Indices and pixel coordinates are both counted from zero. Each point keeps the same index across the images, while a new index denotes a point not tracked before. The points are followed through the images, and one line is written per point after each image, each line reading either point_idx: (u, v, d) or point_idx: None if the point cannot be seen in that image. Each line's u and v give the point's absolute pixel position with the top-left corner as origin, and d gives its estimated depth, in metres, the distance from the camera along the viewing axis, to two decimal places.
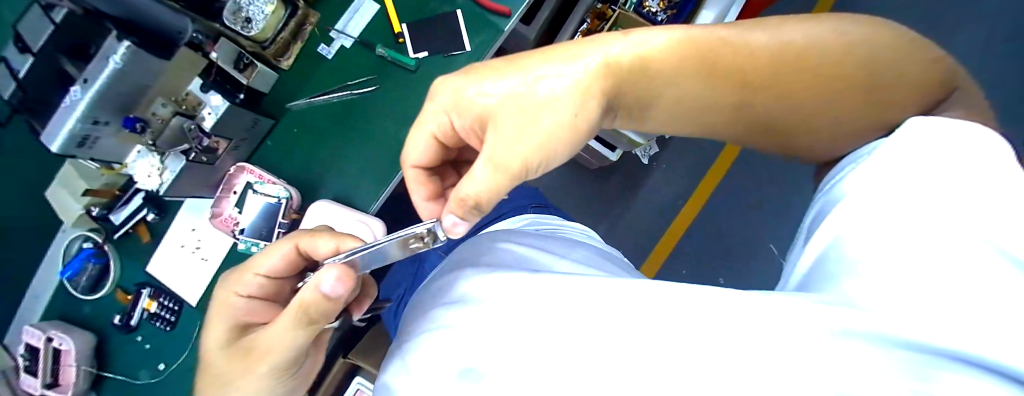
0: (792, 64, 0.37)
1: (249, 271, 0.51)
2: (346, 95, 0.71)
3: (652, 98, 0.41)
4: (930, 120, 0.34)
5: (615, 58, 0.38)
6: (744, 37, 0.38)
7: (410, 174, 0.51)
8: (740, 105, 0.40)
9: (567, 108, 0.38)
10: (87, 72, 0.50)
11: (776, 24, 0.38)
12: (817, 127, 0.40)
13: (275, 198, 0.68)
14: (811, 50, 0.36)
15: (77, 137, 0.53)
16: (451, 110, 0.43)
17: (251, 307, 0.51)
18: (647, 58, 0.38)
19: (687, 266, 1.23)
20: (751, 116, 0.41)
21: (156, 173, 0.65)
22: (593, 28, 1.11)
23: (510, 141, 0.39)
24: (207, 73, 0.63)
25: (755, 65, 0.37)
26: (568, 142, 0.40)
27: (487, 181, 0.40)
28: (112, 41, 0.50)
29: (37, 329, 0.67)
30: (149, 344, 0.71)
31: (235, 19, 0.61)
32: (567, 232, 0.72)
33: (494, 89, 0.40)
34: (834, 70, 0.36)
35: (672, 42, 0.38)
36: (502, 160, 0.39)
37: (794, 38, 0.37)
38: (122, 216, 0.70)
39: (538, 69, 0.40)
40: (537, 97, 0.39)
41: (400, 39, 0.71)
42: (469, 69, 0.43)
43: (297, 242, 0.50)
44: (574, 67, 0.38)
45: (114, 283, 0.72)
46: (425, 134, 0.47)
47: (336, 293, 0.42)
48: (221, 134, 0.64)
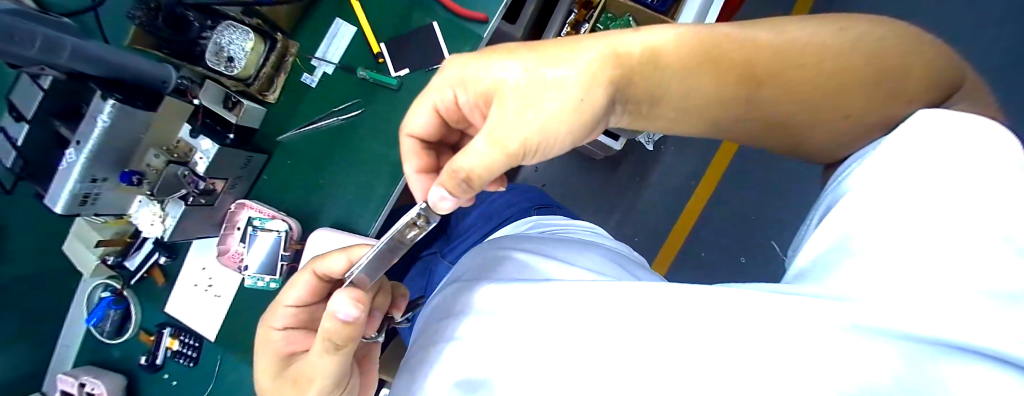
0: (801, 60, 0.35)
1: (279, 303, 0.47)
2: (333, 121, 0.71)
3: (660, 95, 0.38)
4: (946, 110, 0.31)
5: (627, 47, 0.36)
6: (751, 35, 0.36)
7: (405, 144, 0.47)
8: (746, 104, 0.38)
9: (572, 91, 0.35)
10: (79, 134, 0.52)
11: (786, 25, 0.36)
12: (823, 127, 0.38)
13: (277, 232, 0.69)
14: (822, 49, 0.35)
15: (80, 196, 0.54)
16: (457, 85, 0.41)
17: (291, 337, 0.46)
18: (657, 50, 0.36)
19: (707, 248, 1.20)
20: (763, 108, 0.38)
21: (159, 220, 0.66)
22: (581, 20, 1.09)
23: (511, 123, 0.36)
24: (195, 118, 0.65)
25: (763, 59, 0.35)
26: (571, 129, 0.37)
27: (484, 159, 0.36)
28: (98, 101, 0.52)
29: (71, 376, 0.70)
30: (176, 381, 0.73)
31: (219, 60, 0.63)
32: (574, 233, 0.71)
33: (501, 69, 0.38)
34: (844, 73, 0.35)
35: (683, 36, 0.36)
36: (503, 141, 0.36)
37: (801, 36, 0.35)
38: (137, 261, 0.73)
39: (547, 55, 0.37)
40: (545, 79, 0.36)
41: (379, 59, 0.71)
42: (483, 49, 0.40)
43: (315, 266, 0.46)
44: (585, 53, 0.36)
45: (138, 325, 0.75)
46: (427, 106, 0.44)
47: (354, 318, 0.37)
48: (217, 176, 0.66)
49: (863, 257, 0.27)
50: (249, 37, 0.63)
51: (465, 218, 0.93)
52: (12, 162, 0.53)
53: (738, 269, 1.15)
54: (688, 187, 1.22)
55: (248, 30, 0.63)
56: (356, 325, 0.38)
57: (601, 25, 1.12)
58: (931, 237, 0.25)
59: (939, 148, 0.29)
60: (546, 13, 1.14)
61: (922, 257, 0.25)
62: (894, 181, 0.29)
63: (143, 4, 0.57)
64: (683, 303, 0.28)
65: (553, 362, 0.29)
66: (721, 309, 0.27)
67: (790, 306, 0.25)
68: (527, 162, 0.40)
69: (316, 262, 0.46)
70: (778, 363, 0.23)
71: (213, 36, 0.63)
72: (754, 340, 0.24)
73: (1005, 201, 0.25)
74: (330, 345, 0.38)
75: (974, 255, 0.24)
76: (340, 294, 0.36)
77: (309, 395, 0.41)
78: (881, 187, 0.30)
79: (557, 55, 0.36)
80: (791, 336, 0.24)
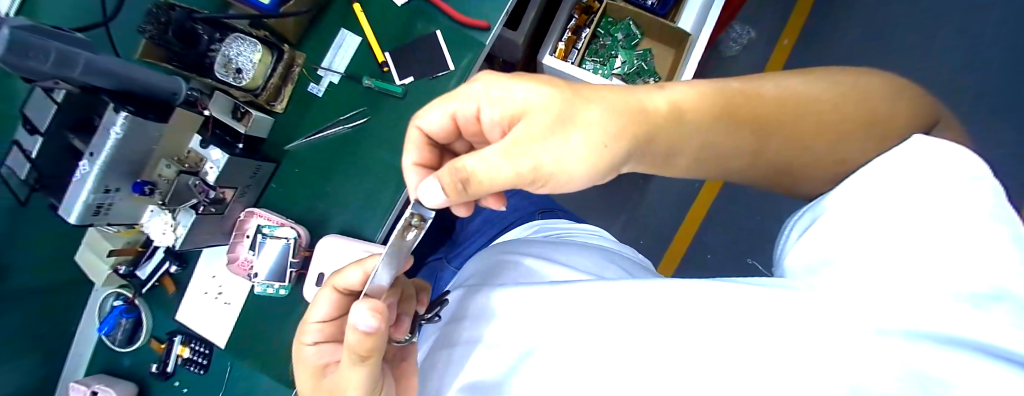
0: (798, 111, 0.40)
1: (306, 321, 0.46)
2: (340, 129, 0.72)
3: (680, 145, 0.41)
4: (937, 142, 0.35)
5: (655, 103, 0.40)
6: (757, 90, 0.41)
7: (411, 134, 0.47)
8: (758, 151, 0.42)
9: (598, 135, 0.38)
10: (92, 146, 0.53)
11: (773, 77, 0.42)
12: (809, 159, 0.41)
13: (285, 239, 0.71)
14: (818, 101, 0.40)
15: (93, 206, 0.56)
16: (485, 100, 0.42)
17: (323, 351, 0.46)
18: (681, 106, 0.40)
19: (712, 251, 1.21)
20: (768, 141, 0.41)
21: (170, 229, 0.67)
22: (582, 24, 1.11)
23: (527, 144, 0.38)
24: (204, 129, 0.67)
25: (769, 110, 0.40)
26: (589, 173, 0.39)
27: (493, 170, 0.37)
28: (111, 114, 0.53)
29: (82, 384, 0.70)
30: (186, 388, 0.74)
31: (227, 72, 0.64)
32: (579, 236, 0.72)
33: (532, 94, 0.40)
34: (841, 120, 0.40)
35: (703, 90, 0.41)
36: (518, 158, 0.37)
37: (801, 91, 0.41)
38: (148, 270, 0.74)
39: (584, 97, 0.40)
40: (576, 119, 0.38)
41: (384, 68, 0.72)
42: (517, 72, 0.43)
43: (334, 281, 0.46)
44: (618, 103, 0.39)
45: (148, 333, 0.76)
46: (447, 109, 0.44)
47: (374, 327, 0.36)
48: (227, 185, 0.67)
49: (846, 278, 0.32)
50: (257, 49, 0.64)
51: (470, 223, 0.93)
52: (26, 174, 0.53)
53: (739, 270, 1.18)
54: (692, 189, 1.23)
55: (255, 42, 0.65)
56: (378, 335, 0.37)
57: (601, 30, 1.14)
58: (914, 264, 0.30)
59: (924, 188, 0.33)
60: (547, 19, 1.15)
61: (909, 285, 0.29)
62: (878, 218, 0.34)
63: (153, 18, 0.58)
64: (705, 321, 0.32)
65: (593, 377, 0.34)
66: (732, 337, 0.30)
67: (796, 316, 0.29)
68: (530, 190, 0.41)
69: (334, 278, 0.46)
70: (790, 364, 0.27)
71: (221, 49, 0.64)
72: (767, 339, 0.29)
73: (976, 238, 0.30)
74: (355, 356, 0.38)
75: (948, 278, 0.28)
76: (357, 308, 0.36)
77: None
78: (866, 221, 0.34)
79: (592, 100, 0.39)
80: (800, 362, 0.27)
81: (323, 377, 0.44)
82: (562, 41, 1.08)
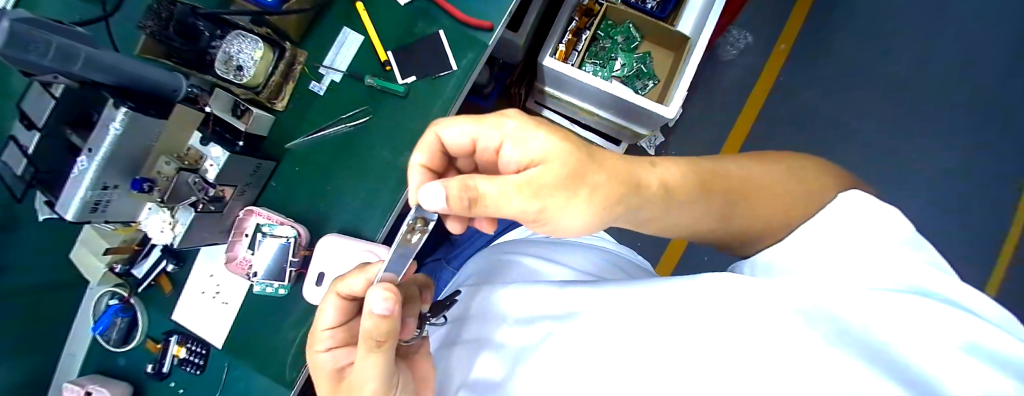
0: (757, 183, 0.45)
1: (317, 329, 0.45)
2: (342, 128, 0.72)
3: (659, 213, 0.44)
4: (863, 196, 0.40)
5: (659, 172, 0.42)
6: (725, 166, 0.46)
7: (426, 140, 0.43)
8: (725, 216, 0.45)
9: (602, 195, 0.39)
10: (91, 142, 0.53)
11: (737, 161, 0.47)
12: (759, 226, 0.45)
13: (285, 238, 0.70)
14: (773, 179, 0.46)
15: (90, 204, 0.55)
16: (509, 138, 0.40)
17: (336, 356, 0.45)
18: (676, 182, 0.43)
19: (710, 252, 1.22)
20: (733, 209, 0.45)
21: (169, 227, 0.66)
22: (582, 26, 1.11)
23: (537, 192, 0.37)
24: (205, 125, 0.66)
25: (732, 180, 0.45)
26: (582, 223, 0.41)
27: (502, 205, 0.37)
28: (111, 109, 0.52)
29: (76, 385, 0.69)
30: (182, 388, 0.73)
31: (228, 69, 0.64)
32: (579, 238, 0.71)
33: (554, 146, 0.39)
34: (793, 196, 0.44)
35: (693, 168, 0.44)
36: (529, 199, 0.37)
37: (758, 171, 0.46)
38: (144, 269, 0.73)
39: (596, 160, 0.40)
40: (588, 180, 0.38)
41: (387, 67, 0.72)
42: (541, 119, 0.42)
43: (337, 287, 0.45)
44: (623, 167, 0.41)
45: (144, 333, 0.75)
46: (470, 130, 0.42)
47: (390, 306, 0.36)
48: (227, 183, 0.66)
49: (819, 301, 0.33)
50: (258, 46, 0.64)
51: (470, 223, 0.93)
52: (23, 170, 0.53)
53: None
54: None
55: (257, 39, 0.64)
56: (394, 319, 0.37)
57: (601, 33, 1.14)
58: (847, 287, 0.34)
59: (851, 230, 0.38)
60: (547, 21, 1.16)
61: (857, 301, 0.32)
62: (816, 256, 0.38)
63: (154, 14, 0.57)
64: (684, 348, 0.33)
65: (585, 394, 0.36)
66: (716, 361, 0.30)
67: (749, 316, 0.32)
68: (529, 226, 0.42)
69: (336, 284, 0.45)
70: (737, 352, 0.30)
71: (222, 46, 0.64)
72: (723, 356, 0.30)
73: (908, 270, 0.34)
74: (374, 342, 0.37)
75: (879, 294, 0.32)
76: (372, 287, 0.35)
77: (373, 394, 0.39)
78: (799, 260, 0.39)
79: (602, 162, 0.40)
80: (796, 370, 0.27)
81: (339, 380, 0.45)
82: (562, 43, 1.09)
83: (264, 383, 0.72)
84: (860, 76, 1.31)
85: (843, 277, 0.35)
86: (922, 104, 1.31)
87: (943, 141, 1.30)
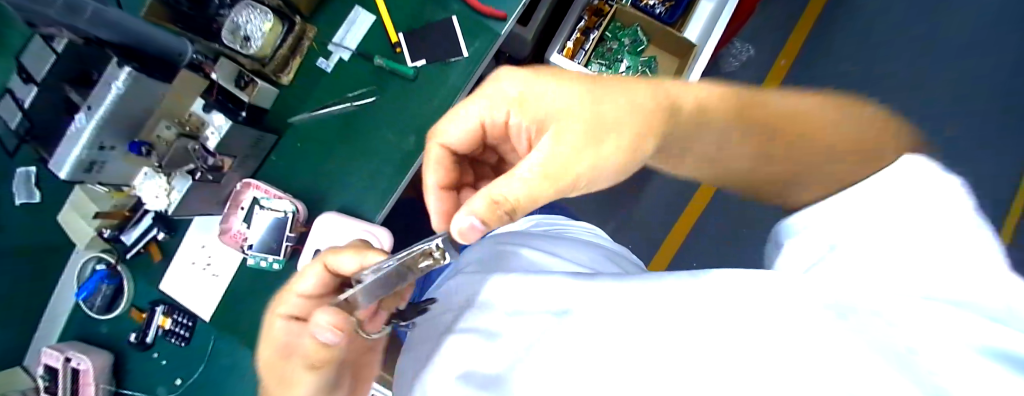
0: (803, 122, 0.39)
1: (290, 291, 0.46)
2: (347, 107, 0.71)
3: (689, 146, 0.40)
4: (925, 163, 0.32)
5: (676, 94, 0.39)
6: (766, 100, 0.41)
7: (433, 153, 0.45)
8: (759, 156, 0.40)
9: (630, 129, 0.37)
10: (91, 99, 0.52)
11: (771, 92, 0.42)
12: (801, 169, 0.39)
13: (281, 212, 0.69)
14: (823, 120, 0.39)
15: (85, 162, 0.54)
16: (514, 104, 0.41)
17: (290, 329, 0.46)
18: (701, 108, 0.39)
19: (698, 259, 1.15)
20: (770, 146, 0.40)
21: (164, 194, 0.65)
22: (590, 26, 1.11)
23: (576, 144, 0.37)
24: (209, 93, 0.65)
25: (774, 117, 0.39)
26: (616, 169, 0.38)
27: (548, 168, 0.37)
28: (114, 68, 0.52)
29: (55, 350, 0.68)
30: (165, 360, 0.72)
31: (235, 38, 0.63)
32: (575, 233, 0.71)
33: (561, 94, 0.39)
34: (844, 139, 0.38)
35: (718, 96, 0.40)
36: (571, 156, 0.37)
37: (803, 108, 0.40)
38: (134, 236, 0.71)
39: (611, 90, 0.39)
40: (608, 116, 0.37)
41: (397, 48, 0.71)
42: (541, 71, 0.42)
43: (326, 259, 0.44)
44: (639, 93, 0.38)
45: (129, 302, 0.73)
46: (474, 116, 0.43)
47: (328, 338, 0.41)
48: (227, 153, 0.65)
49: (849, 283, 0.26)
50: (268, 18, 0.64)
51: None
52: (17, 123, 0.52)
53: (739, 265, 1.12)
54: (684, 196, 1.17)
55: (267, 11, 0.64)
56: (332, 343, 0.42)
57: (609, 34, 1.14)
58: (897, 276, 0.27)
59: (894, 196, 0.32)
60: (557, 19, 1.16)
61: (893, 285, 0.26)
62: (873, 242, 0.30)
63: None
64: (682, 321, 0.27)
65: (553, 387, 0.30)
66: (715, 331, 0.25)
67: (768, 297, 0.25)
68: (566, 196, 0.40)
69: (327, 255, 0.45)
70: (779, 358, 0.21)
71: (230, 15, 0.63)
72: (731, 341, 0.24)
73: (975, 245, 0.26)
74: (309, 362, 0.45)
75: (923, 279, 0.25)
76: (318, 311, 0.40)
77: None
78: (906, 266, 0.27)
79: (618, 89, 0.39)
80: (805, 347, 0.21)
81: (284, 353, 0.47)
82: (570, 40, 1.08)
83: (250, 359, 0.70)
84: (891, 54, 1.24)
85: (892, 257, 0.28)
86: (964, 86, 1.23)
87: (973, 134, 1.23)
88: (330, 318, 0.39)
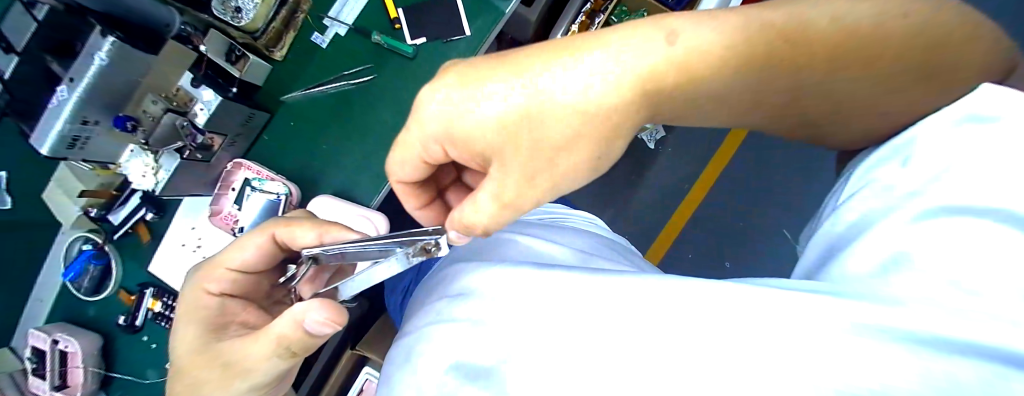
0: (851, 68, 0.28)
1: (221, 265, 0.49)
2: (343, 85, 0.68)
3: (685, 115, 0.31)
4: (1002, 92, 0.27)
5: (653, 70, 0.26)
6: (800, 26, 0.27)
7: (396, 188, 0.41)
8: (793, 93, 0.29)
9: (587, 144, 0.28)
10: (72, 71, 0.48)
11: (805, 11, 0.28)
12: (845, 107, 0.31)
13: (274, 195, 0.66)
14: (879, 54, 0.28)
15: (67, 139, 0.52)
16: (444, 142, 0.32)
17: (225, 305, 0.49)
18: (687, 70, 0.27)
19: (695, 250, 1.13)
20: (800, 76, 0.28)
21: (151, 172, 0.63)
22: (596, 9, 1.02)
23: (527, 170, 0.30)
24: (196, 68, 0.62)
25: (810, 59, 0.28)
26: (588, 174, 0.31)
27: (504, 196, 0.31)
28: (96, 38, 0.48)
29: (43, 332, 0.67)
30: (155, 344, 0.70)
31: (225, 9, 0.59)
32: (572, 221, 0.70)
33: (494, 116, 0.28)
34: (900, 61, 0.28)
35: (718, 51, 0.27)
36: (525, 183, 0.30)
37: (856, 31, 0.27)
38: (121, 216, 0.69)
39: (551, 92, 0.27)
40: (558, 134, 0.28)
41: (396, 25, 0.68)
42: (465, 70, 0.30)
43: (274, 230, 0.49)
44: (595, 89, 0.26)
45: (117, 284, 0.71)
46: (411, 157, 0.35)
47: (320, 331, 0.41)
48: (216, 131, 0.63)
49: (907, 281, 0.22)
50: None
51: None
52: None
53: (739, 258, 1.11)
54: (684, 187, 1.14)
55: None
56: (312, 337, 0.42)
57: (614, 19, 1.06)
58: (972, 260, 0.21)
59: (945, 152, 0.27)
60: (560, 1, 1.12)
61: (966, 269, 0.21)
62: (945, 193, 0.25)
63: None
64: (681, 297, 0.25)
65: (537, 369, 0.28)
66: (722, 315, 0.22)
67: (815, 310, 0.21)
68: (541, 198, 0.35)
69: (273, 227, 0.49)
70: (798, 362, 0.19)
71: None
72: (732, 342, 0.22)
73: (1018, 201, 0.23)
74: (285, 350, 0.42)
75: (992, 252, 0.21)
76: (309, 302, 0.40)
77: (242, 388, 0.44)
78: (970, 251, 0.22)
79: (560, 74, 0.27)
80: (838, 339, 0.19)
81: (214, 338, 0.46)
82: (575, 24, 1.00)
83: None
84: None
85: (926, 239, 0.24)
86: None
87: None
88: (322, 309, 0.40)
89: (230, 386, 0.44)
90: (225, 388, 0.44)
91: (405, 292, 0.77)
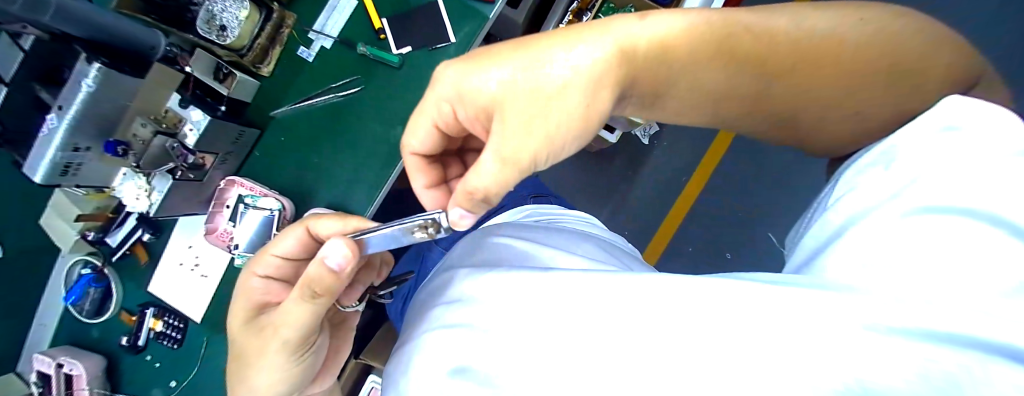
0: (820, 54, 0.31)
1: (267, 252, 0.49)
2: (330, 98, 0.69)
3: (668, 89, 0.33)
4: (978, 105, 0.29)
5: (630, 38, 0.29)
6: (767, 25, 0.32)
7: (409, 161, 0.41)
8: (759, 93, 0.33)
9: (579, 93, 0.29)
10: (61, 98, 0.49)
11: (766, 11, 0.33)
12: (826, 92, 0.33)
13: (268, 210, 0.66)
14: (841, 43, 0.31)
15: (60, 166, 0.52)
16: (455, 101, 0.34)
17: (268, 287, 0.49)
18: (664, 45, 0.30)
19: (694, 243, 1.13)
20: (772, 63, 0.31)
21: (144, 194, 0.64)
22: (583, 8, 1.02)
23: (525, 117, 0.30)
24: (184, 88, 0.63)
25: (774, 49, 0.31)
26: (580, 133, 0.31)
27: (503, 150, 0.31)
28: (83, 65, 0.49)
29: (47, 356, 0.67)
30: (159, 363, 0.71)
31: (211, 28, 0.61)
32: (567, 222, 0.70)
33: (500, 73, 0.31)
34: (867, 68, 0.32)
35: (691, 25, 0.30)
36: (523, 133, 0.30)
37: (818, 28, 0.32)
38: (118, 238, 0.70)
39: (547, 55, 0.30)
40: (554, 81, 0.29)
41: (381, 35, 0.68)
42: (476, 51, 0.34)
43: (308, 223, 0.48)
44: (586, 51, 0.29)
45: (118, 305, 0.72)
46: (426, 122, 0.37)
47: (343, 268, 0.39)
48: (208, 150, 0.63)
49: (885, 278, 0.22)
50: (244, 5, 0.61)
51: None
52: None
53: (739, 250, 1.11)
54: (679, 182, 1.14)
55: None
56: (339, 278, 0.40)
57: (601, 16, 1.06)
58: (944, 255, 0.22)
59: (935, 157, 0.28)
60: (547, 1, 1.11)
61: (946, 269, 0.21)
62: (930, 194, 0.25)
63: None
64: (669, 303, 0.25)
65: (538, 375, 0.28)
66: (705, 323, 0.23)
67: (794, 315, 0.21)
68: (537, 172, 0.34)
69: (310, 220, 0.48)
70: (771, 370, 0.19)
71: (205, 3, 0.61)
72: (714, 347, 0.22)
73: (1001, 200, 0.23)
74: (308, 292, 0.41)
75: (980, 251, 0.21)
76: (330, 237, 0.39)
77: (276, 345, 0.43)
78: (955, 249, 0.22)
79: (558, 46, 0.30)
80: (811, 337, 0.20)
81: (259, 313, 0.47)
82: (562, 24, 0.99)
83: None
84: None
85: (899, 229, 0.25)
86: None
87: None
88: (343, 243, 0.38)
89: (268, 348, 0.44)
90: (263, 351, 0.44)
91: (405, 298, 0.78)
